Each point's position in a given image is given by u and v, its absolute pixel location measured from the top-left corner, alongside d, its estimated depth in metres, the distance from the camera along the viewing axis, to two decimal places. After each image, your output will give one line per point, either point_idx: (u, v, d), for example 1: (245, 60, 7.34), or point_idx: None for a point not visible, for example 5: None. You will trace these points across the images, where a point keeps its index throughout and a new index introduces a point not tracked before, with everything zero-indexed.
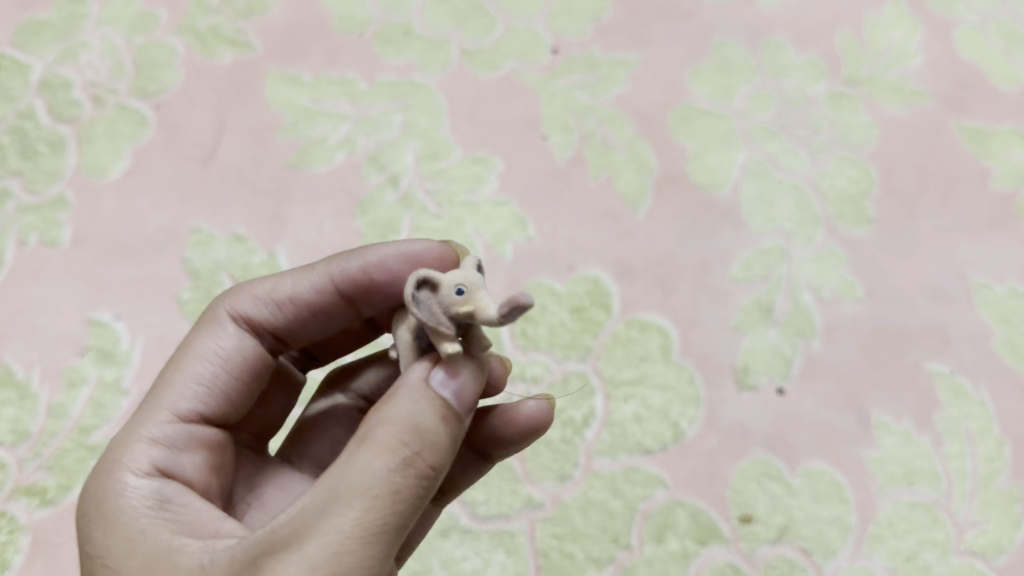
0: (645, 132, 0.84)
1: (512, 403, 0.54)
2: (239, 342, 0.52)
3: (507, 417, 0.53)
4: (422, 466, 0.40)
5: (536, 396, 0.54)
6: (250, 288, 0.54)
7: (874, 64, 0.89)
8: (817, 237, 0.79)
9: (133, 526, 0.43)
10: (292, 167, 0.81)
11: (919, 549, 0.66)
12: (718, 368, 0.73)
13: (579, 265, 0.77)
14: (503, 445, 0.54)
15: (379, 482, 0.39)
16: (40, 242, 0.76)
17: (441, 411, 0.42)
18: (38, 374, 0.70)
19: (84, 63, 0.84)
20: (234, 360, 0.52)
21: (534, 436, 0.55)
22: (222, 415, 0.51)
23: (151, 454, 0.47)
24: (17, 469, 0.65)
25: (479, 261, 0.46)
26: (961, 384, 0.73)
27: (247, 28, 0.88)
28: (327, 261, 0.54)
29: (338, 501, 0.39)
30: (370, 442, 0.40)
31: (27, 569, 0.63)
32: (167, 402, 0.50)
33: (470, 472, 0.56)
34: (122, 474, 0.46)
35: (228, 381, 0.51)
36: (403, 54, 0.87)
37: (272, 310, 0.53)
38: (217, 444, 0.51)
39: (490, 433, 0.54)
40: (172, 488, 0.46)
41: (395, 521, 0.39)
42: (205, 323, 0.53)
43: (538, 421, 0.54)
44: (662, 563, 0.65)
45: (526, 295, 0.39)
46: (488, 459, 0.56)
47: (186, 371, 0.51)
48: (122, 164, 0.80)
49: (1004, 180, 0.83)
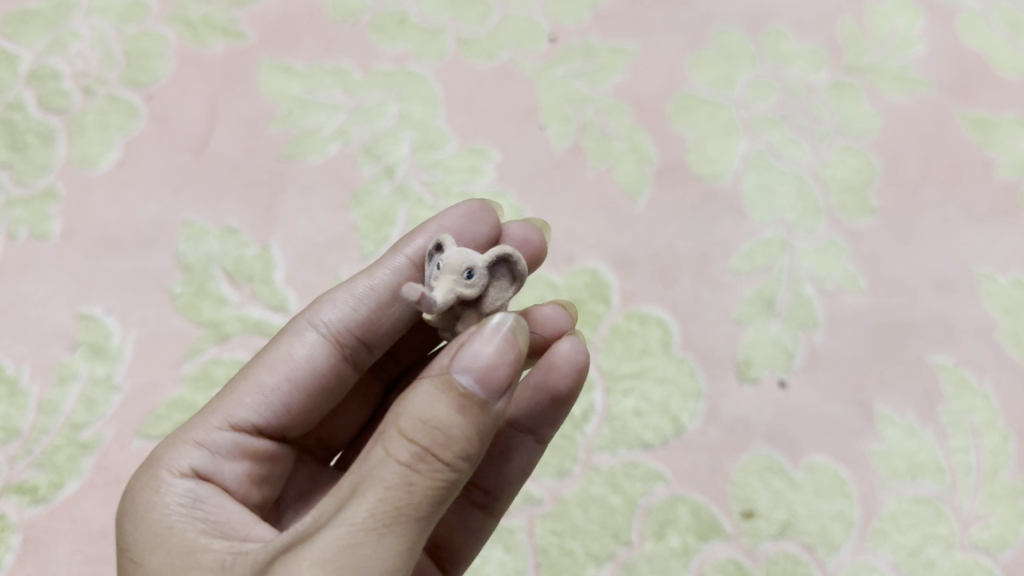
0: (644, 122, 0.83)
1: (546, 355, 0.52)
2: (313, 350, 0.52)
3: (547, 379, 0.52)
4: (438, 462, 0.38)
5: (568, 337, 0.52)
6: (333, 291, 0.55)
7: (877, 51, 0.88)
8: (819, 227, 0.78)
9: (163, 522, 0.44)
10: (285, 158, 0.79)
11: (923, 544, 0.65)
12: (719, 362, 0.72)
13: (578, 257, 0.76)
14: (556, 404, 0.53)
15: (392, 475, 0.37)
16: (30, 235, 0.74)
17: (459, 403, 0.38)
18: (29, 370, 0.69)
19: (73, 53, 0.83)
20: (302, 369, 0.52)
21: (580, 381, 0.52)
22: (280, 427, 0.52)
23: (194, 456, 0.48)
24: (7, 467, 0.64)
25: (503, 252, 0.46)
26: (964, 376, 0.72)
27: (239, 17, 0.86)
28: (397, 246, 0.55)
29: (355, 495, 0.38)
30: (385, 437, 0.38)
31: (18, 568, 0.61)
32: (223, 408, 0.50)
33: (519, 453, 0.55)
34: (162, 472, 0.47)
35: (289, 393, 0.52)
36: (398, 42, 0.86)
37: (354, 307, 0.54)
38: (265, 455, 0.51)
39: (531, 388, 0.53)
40: (205, 489, 0.46)
41: (409, 514, 0.37)
42: (286, 330, 0.54)
43: (576, 366, 0.51)
44: (663, 560, 0.64)
45: (417, 287, 0.41)
46: (538, 437, 0.54)
47: (252, 378, 0.51)
48: (112, 156, 0.79)
49: (1008, 169, 0.82)
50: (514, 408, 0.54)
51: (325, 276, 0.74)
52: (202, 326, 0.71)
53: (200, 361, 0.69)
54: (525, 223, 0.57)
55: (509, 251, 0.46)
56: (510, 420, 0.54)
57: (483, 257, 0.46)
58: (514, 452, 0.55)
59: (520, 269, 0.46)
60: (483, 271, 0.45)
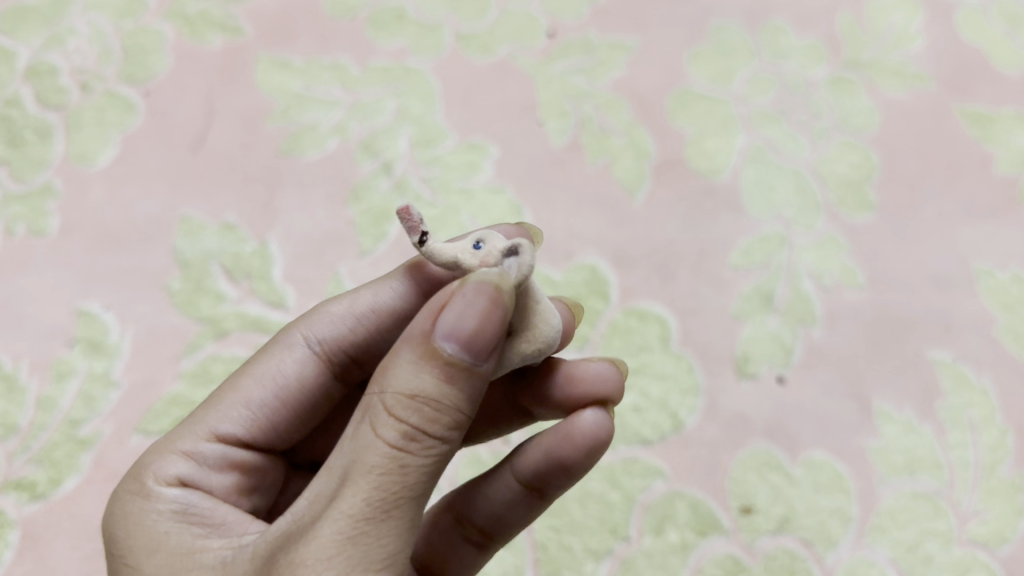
0: (643, 118, 0.82)
1: (568, 417, 0.50)
2: (300, 368, 0.53)
3: (561, 444, 0.49)
4: (427, 440, 0.37)
5: (592, 407, 0.50)
6: (330, 306, 0.55)
7: (876, 46, 0.88)
8: (817, 223, 0.78)
9: (157, 530, 0.44)
10: (282, 154, 0.79)
11: (921, 539, 0.65)
12: (718, 358, 0.72)
13: (576, 253, 0.76)
14: (564, 472, 0.50)
15: (383, 459, 0.37)
16: (28, 232, 0.74)
17: (444, 372, 0.38)
18: (27, 366, 0.69)
19: (71, 49, 0.82)
20: (289, 386, 0.53)
21: (595, 457, 0.50)
22: (266, 441, 0.53)
23: (180, 466, 0.48)
24: (6, 463, 0.64)
25: (517, 246, 0.42)
26: (963, 371, 0.72)
27: (237, 13, 0.86)
28: (405, 269, 0.55)
29: (344, 484, 0.37)
30: (371, 416, 0.38)
31: (17, 563, 0.61)
32: (208, 420, 0.51)
33: (519, 508, 0.52)
34: (150, 481, 0.47)
35: (276, 410, 0.52)
36: (397, 38, 0.86)
37: (352, 325, 0.54)
38: (253, 467, 0.52)
39: (541, 450, 0.50)
40: (195, 496, 0.47)
41: (403, 495, 0.37)
42: (276, 342, 0.54)
43: (597, 438, 0.49)
44: (661, 556, 0.64)
45: (419, 213, 0.42)
46: (542, 497, 0.51)
47: (238, 393, 0.52)
48: (110, 152, 0.79)
49: (1007, 165, 0.82)
50: (522, 463, 0.51)
51: (323, 272, 0.74)
52: (200, 322, 0.71)
53: (199, 358, 0.69)
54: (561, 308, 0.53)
55: (523, 246, 0.42)
56: (515, 474, 0.51)
57: (502, 240, 0.43)
58: (516, 504, 0.51)
59: (526, 269, 0.41)
60: (493, 251, 0.42)
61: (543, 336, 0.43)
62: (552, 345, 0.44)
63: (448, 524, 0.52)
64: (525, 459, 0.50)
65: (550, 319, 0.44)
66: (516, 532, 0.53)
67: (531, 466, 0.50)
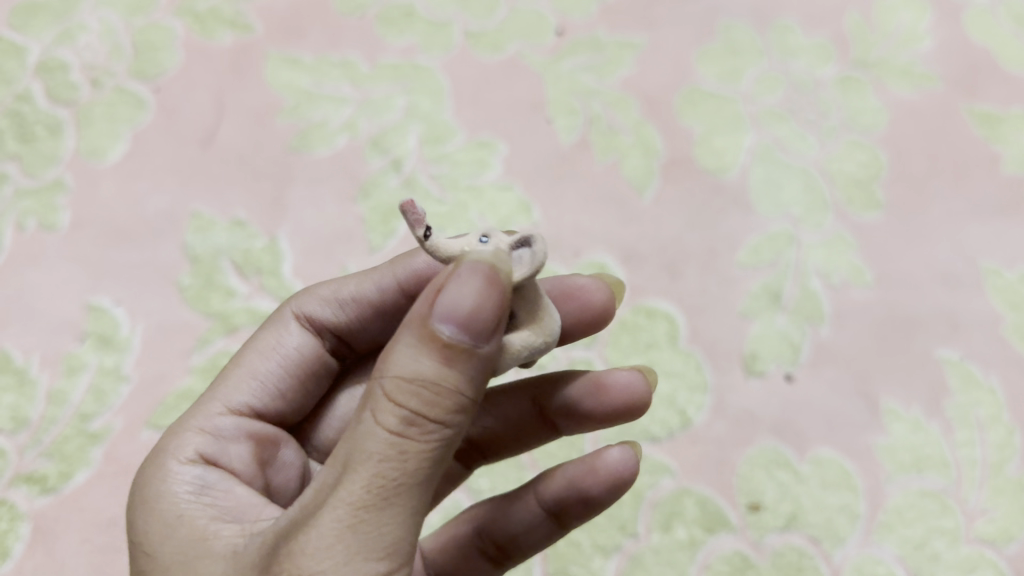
0: (652, 116, 0.83)
1: (595, 452, 0.51)
2: (301, 340, 0.55)
3: (584, 478, 0.51)
4: (427, 424, 0.37)
5: (619, 443, 0.51)
6: (317, 291, 0.57)
7: (884, 46, 0.88)
8: (825, 222, 0.78)
9: (173, 510, 0.44)
10: (293, 151, 0.80)
11: (929, 537, 0.65)
12: (726, 355, 0.72)
13: (585, 251, 0.76)
14: (584, 504, 0.51)
15: (382, 446, 0.37)
16: (39, 227, 0.74)
17: (443, 355, 0.37)
18: (38, 360, 0.69)
19: (81, 45, 0.83)
20: (294, 357, 0.55)
21: (620, 492, 0.51)
22: (277, 411, 0.54)
23: (197, 441, 0.49)
24: (17, 457, 0.64)
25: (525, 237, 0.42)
26: (971, 370, 0.72)
27: (247, 10, 0.86)
28: (391, 262, 0.57)
29: (347, 470, 0.37)
30: (373, 400, 0.38)
31: (28, 556, 0.62)
32: (220, 395, 0.52)
33: (537, 532, 0.53)
34: (169, 459, 0.47)
35: (284, 379, 0.54)
36: (406, 35, 0.86)
37: (336, 309, 0.56)
38: (270, 440, 0.52)
39: (565, 479, 0.51)
40: (214, 475, 0.47)
41: (405, 480, 0.37)
42: (271, 322, 0.56)
43: (617, 476, 0.50)
44: (669, 552, 0.65)
45: (423, 208, 0.42)
46: (560, 525, 0.52)
47: (243, 367, 0.54)
48: (120, 148, 0.79)
49: (1015, 164, 0.82)
50: (545, 488, 0.52)
51: (332, 268, 0.74)
52: (211, 317, 0.71)
53: (210, 353, 0.70)
54: (604, 290, 0.56)
55: (533, 237, 0.42)
56: (538, 498, 0.52)
57: (509, 235, 0.43)
58: (532, 529, 0.53)
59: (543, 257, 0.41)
60: (502, 243, 0.42)
61: (546, 328, 0.44)
62: (553, 342, 0.45)
63: (467, 534, 0.54)
64: (549, 485, 0.52)
65: (551, 314, 0.45)
66: (528, 557, 0.54)
67: (553, 493, 0.52)
